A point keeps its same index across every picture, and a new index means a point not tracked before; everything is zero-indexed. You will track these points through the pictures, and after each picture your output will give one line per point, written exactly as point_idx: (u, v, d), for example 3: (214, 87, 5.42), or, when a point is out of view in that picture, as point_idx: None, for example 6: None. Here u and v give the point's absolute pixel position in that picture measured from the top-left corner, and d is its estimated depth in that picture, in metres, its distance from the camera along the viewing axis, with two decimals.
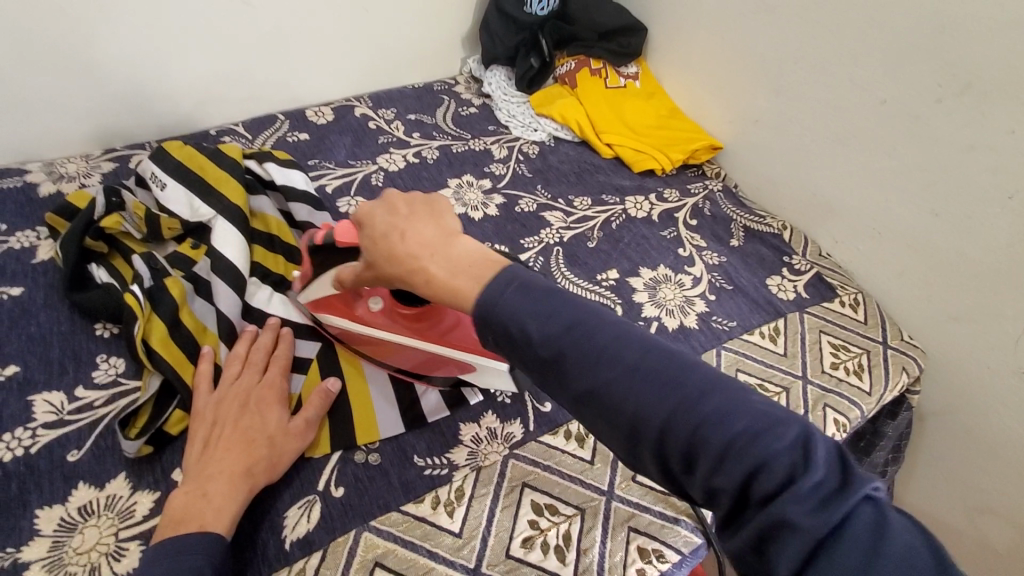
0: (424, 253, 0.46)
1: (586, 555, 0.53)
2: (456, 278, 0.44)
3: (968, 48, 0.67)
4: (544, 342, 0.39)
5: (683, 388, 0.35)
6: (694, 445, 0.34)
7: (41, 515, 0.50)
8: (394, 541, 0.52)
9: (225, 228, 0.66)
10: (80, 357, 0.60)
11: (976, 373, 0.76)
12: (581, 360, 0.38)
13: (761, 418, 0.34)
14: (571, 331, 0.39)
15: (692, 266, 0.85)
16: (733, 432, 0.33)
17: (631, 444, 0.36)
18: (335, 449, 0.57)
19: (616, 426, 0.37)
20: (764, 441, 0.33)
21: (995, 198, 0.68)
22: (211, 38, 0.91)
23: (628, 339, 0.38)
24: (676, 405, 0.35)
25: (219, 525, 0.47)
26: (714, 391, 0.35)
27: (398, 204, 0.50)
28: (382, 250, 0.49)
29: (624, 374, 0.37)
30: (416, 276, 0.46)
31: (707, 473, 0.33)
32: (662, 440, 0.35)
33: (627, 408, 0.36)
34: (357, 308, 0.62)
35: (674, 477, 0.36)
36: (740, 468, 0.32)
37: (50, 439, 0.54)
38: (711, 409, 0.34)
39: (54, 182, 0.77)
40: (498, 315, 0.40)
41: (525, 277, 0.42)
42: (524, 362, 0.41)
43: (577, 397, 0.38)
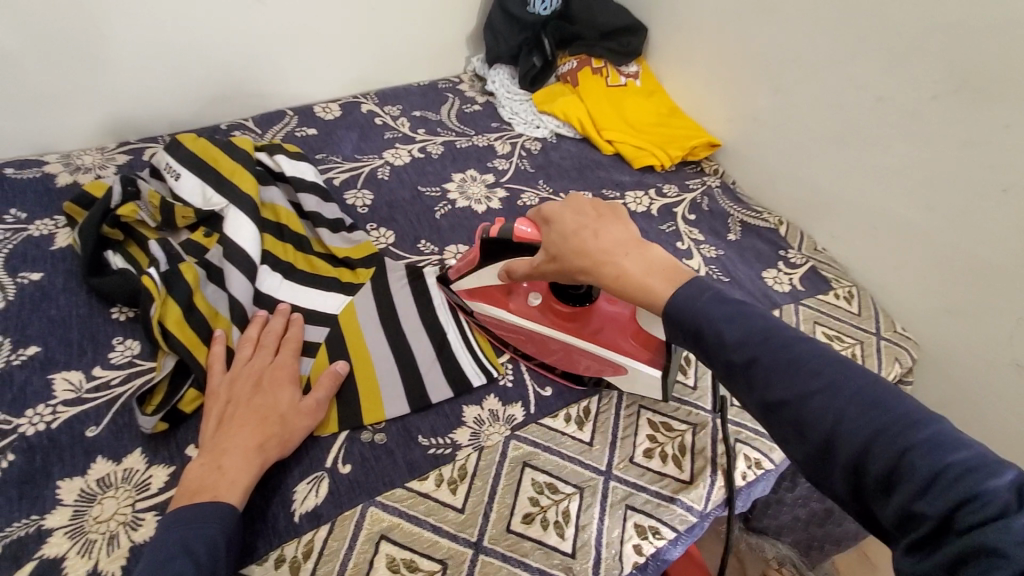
0: (618, 253, 0.52)
1: (585, 532, 0.55)
2: (649, 277, 0.49)
3: (962, 46, 0.69)
4: (739, 347, 0.43)
5: (891, 414, 0.36)
6: (895, 466, 0.34)
7: (62, 486, 0.52)
8: (399, 516, 0.54)
9: (238, 217, 0.69)
10: (98, 338, 0.62)
11: (969, 364, 0.77)
12: (781, 371, 0.41)
13: (979, 457, 0.33)
14: (769, 344, 0.42)
15: (690, 259, 0.86)
16: (943, 463, 0.33)
17: (823, 458, 0.38)
18: (342, 429, 0.59)
19: (809, 440, 0.39)
20: (977, 476, 0.32)
21: (990, 191, 0.70)
22: (224, 35, 0.94)
23: (832, 358, 0.40)
24: (882, 427, 0.36)
25: (233, 495, 0.49)
26: (926, 424, 0.35)
27: (587, 208, 0.56)
28: (569, 245, 0.54)
29: (830, 390, 0.39)
30: (605, 272, 0.51)
31: (907, 496, 0.33)
32: (862, 459, 0.36)
33: (826, 421, 0.38)
34: (514, 301, 0.68)
35: (862, 501, 0.36)
36: (945, 498, 0.32)
37: (69, 415, 0.56)
38: (921, 438, 0.34)
39: (70, 173, 0.80)
40: (697, 317, 0.45)
41: (716, 288, 0.47)
42: (719, 370, 0.45)
43: (773, 406, 0.41)
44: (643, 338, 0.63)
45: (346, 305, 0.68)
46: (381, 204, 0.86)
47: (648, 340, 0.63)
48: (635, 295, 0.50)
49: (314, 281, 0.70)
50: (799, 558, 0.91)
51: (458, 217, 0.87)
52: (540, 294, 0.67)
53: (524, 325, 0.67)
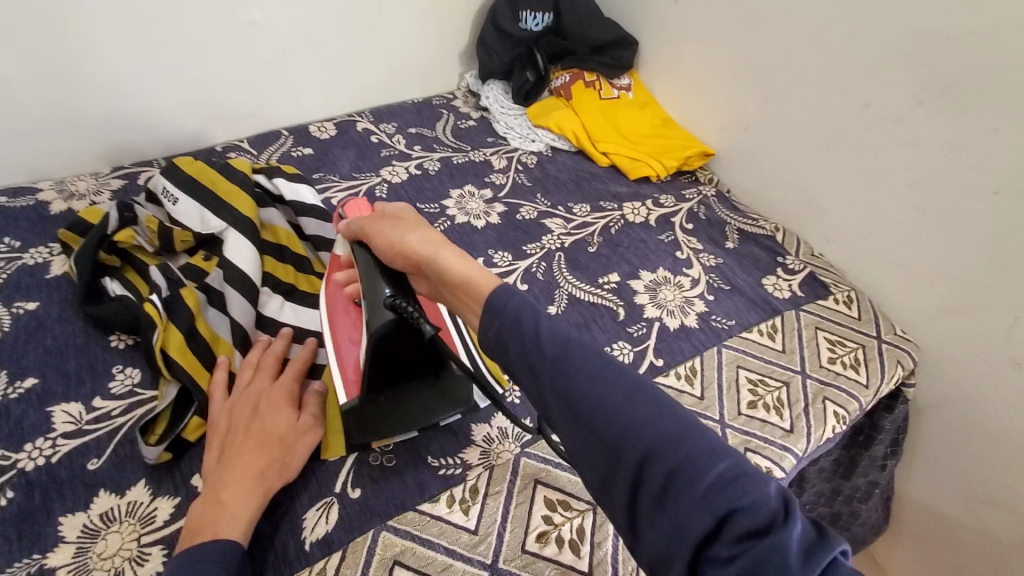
0: (440, 249, 0.50)
1: (601, 548, 0.55)
2: (470, 271, 0.48)
3: (948, 53, 0.70)
4: (552, 357, 0.40)
5: (675, 429, 0.37)
6: (678, 479, 0.35)
7: (64, 522, 0.51)
8: (411, 539, 0.53)
9: (237, 240, 0.68)
10: (97, 368, 0.61)
11: (966, 364, 0.78)
12: (588, 375, 0.39)
13: (742, 467, 0.35)
14: (579, 355, 0.40)
15: (690, 268, 0.87)
16: (715, 477, 0.34)
17: (609, 465, 0.37)
18: (350, 452, 0.58)
19: (600, 444, 0.37)
20: (742, 490, 0.34)
21: (980, 193, 0.71)
22: (214, 57, 0.94)
23: (632, 375, 0.40)
24: (663, 443, 0.36)
25: (234, 530, 0.48)
26: (703, 437, 0.36)
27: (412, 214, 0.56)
28: (417, 227, 0.53)
29: (628, 400, 0.38)
30: (436, 255, 0.50)
31: (682, 508, 0.34)
32: (642, 470, 0.36)
33: (617, 429, 0.37)
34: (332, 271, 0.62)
35: (633, 508, 0.36)
36: (716, 511, 0.33)
37: (69, 448, 0.55)
38: (698, 451, 0.35)
39: (65, 201, 0.79)
40: (508, 312, 0.43)
41: (521, 297, 0.44)
42: (524, 366, 0.41)
43: (574, 409, 0.39)
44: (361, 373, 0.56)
45: None
46: None
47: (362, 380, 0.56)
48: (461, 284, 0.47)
49: (316, 302, 0.69)
50: None
51: (458, 233, 0.87)
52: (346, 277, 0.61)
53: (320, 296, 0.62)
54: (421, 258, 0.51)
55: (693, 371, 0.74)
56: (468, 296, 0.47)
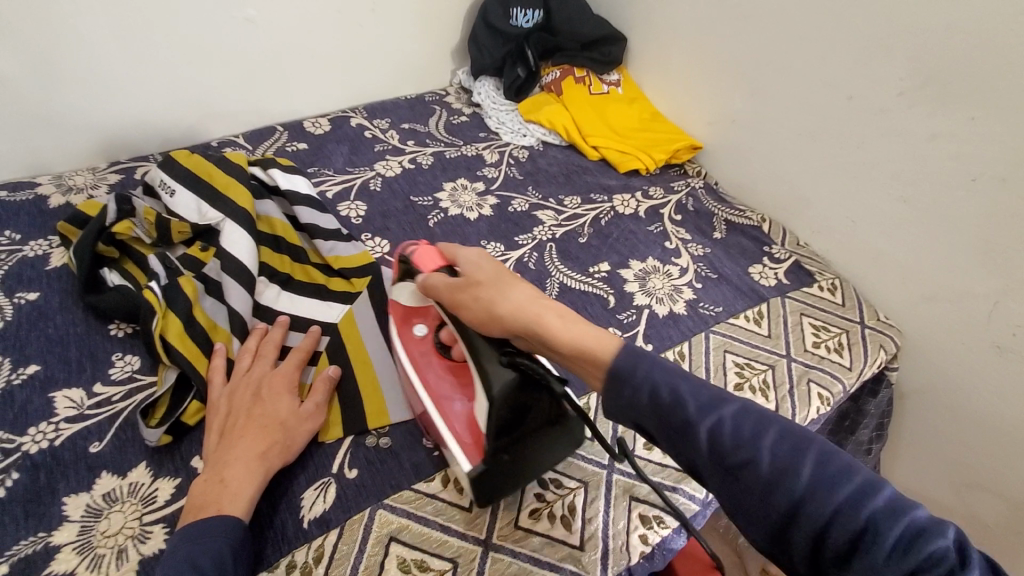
0: (536, 310, 0.51)
1: (592, 524, 0.56)
2: (577, 333, 0.49)
3: (925, 44, 0.72)
4: (703, 418, 0.42)
5: (845, 484, 0.37)
6: (856, 534, 0.35)
7: (68, 502, 0.52)
8: (407, 517, 0.55)
9: (234, 230, 0.69)
10: (97, 356, 0.63)
11: (949, 348, 0.81)
12: (742, 433, 0.40)
13: (923, 518, 0.35)
14: (731, 414, 0.41)
15: (679, 258, 0.89)
16: (899, 529, 0.34)
17: (782, 526, 0.38)
18: (347, 434, 0.60)
19: (769, 505, 0.38)
20: (926, 538, 0.34)
21: (958, 180, 0.73)
22: (211, 53, 0.95)
23: (785, 431, 0.40)
24: (837, 501, 0.36)
25: (237, 507, 0.49)
26: (873, 488, 0.37)
27: (486, 265, 0.56)
28: (510, 283, 0.53)
29: (784, 454, 0.39)
30: (540, 314, 0.50)
31: (867, 566, 0.34)
32: (820, 529, 0.36)
33: (787, 490, 0.38)
34: (408, 329, 0.62)
35: (817, 567, 0.37)
36: (905, 565, 0.33)
37: (72, 432, 0.56)
38: (875, 506, 0.36)
39: (63, 195, 0.80)
40: (643, 371, 0.44)
41: (654, 357, 0.46)
42: (667, 429, 0.43)
43: (730, 471, 0.40)
44: (478, 433, 0.53)
45: (345, 314, 0.69)
46: (374, 214, 0.88)
47: (482, 440, 0.53)
48: (574, 349, 0.48)
49: (311, 291, 0.71)
50: None
51: (451, 225, 0.88)
52: (428, 330, 0.62)
53: (404, 359, 0.61)
54: (523, 318, 0.50)
55: (681, 355, 0.76)
56: (586, 356, 0.48)
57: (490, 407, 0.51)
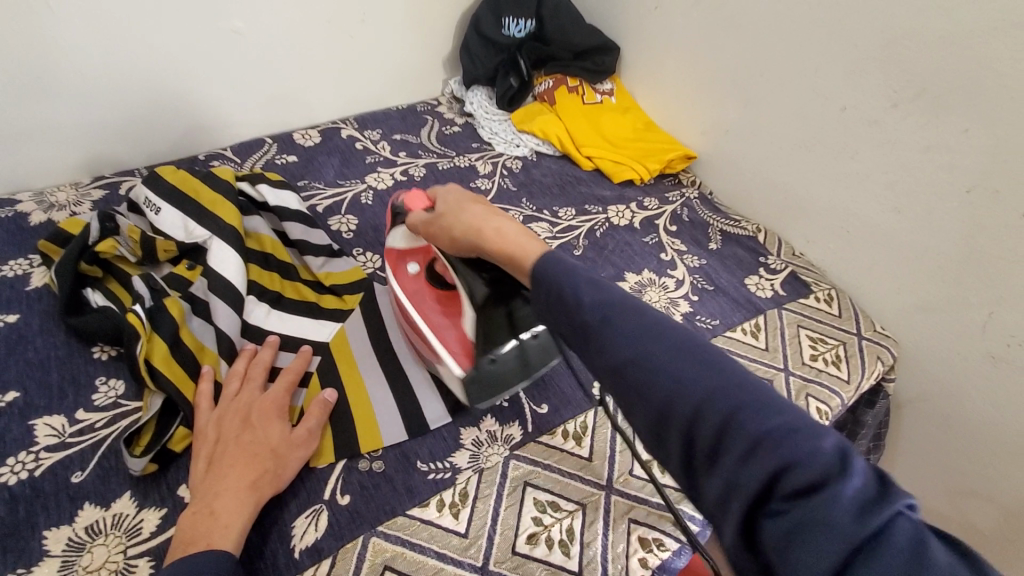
0: (483, 225, 0.53)
1: (590, 548, 0.55)
2: (515, 239, 0.50)
3: (920, 56, 0.72)
4: (594, 309, 0.41)
5: (727, 385, 0.36)
6: (730, 434, 0.34)
7: (49, 536, 0.50)
8: (401, 544, 0.53)
9: (222, 248, 0.68)
10: (79, 381, 0.61)
11: (945, 359, 0.80)
12: (631, 331, 0.39)
13: (801, 423, 0.34)
14: (627, 311, 0.41)
15: (674, 270, 0.88)
16: (767, 428, 0.33)
17: (657, 424, 0.37)
18: (339, 458, 0.59)
19: (647, 401, 0.37)
20: (800, 444, 0.32)
21: (953, 191, 0.73)
22: (196, 64, 0.93)
23: (679, 334, 0.39)
24: (710, 397, 0.35)
25: (227, 541, 0.47)
26: (755, 391, 0.35)
27: (451, 193, 0.59)
28: (467, 206, 0.56)
29: (672, 354, 0.38)
30: (488, 227, 0.53)
31: (732, 462, 0.33)
32: (691, 426, 0.35)
33: (665, 386, 0.37)
34: (399, 266, 0.67)
35: (690, 471, 0.36)
36: (770, 465, 0.32)
37: (53, 461, 0.54)
38: (750, 405, 0.35)
39: (44, 212, 0.78)
40: (555, 274, 0.44)
41: (566, 260, 0.46)
42: (567, 327, 0.43)
43: (616, 367, 0.39)
44: (467, 344, 0.60)
45: (337, 333, 0.68)
46: (366, 228, 0.86)
47: (471, 349, 0.59)
48: (509, 252, 0.50)
49: (303, 310, 0.69)
50: None
51: None
52: (419, 268, 0.66)
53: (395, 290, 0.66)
54: (474, 235, 0.54)
55: None
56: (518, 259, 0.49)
57: (478, 318, 0.58)
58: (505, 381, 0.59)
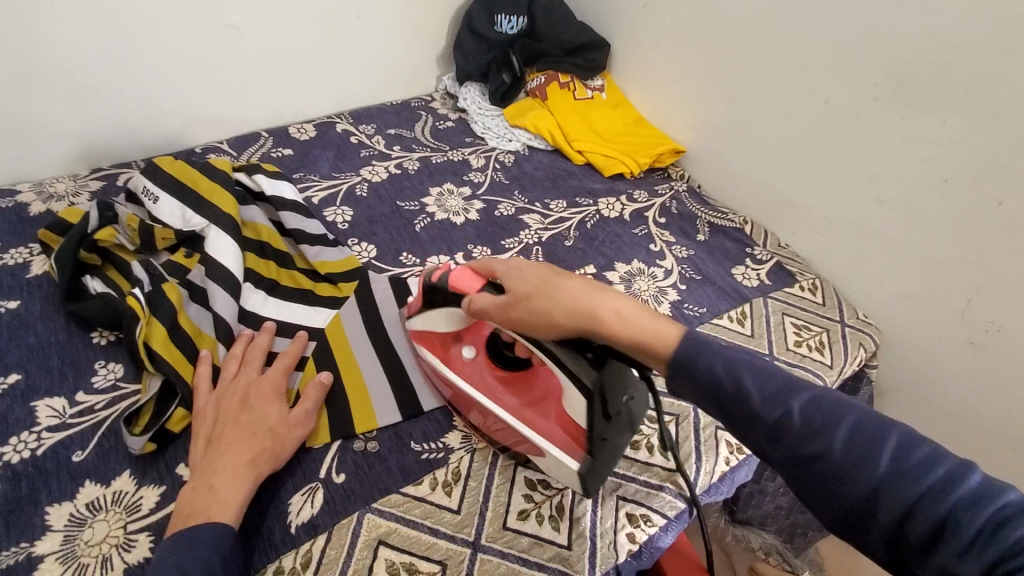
0: (591, 307, 0.48)
1: (579, 523, 0.57)
2: (641, 324, 0.46)
3: (899, 50, 0.75)
4: (767, 405, 0.41)
5: (926, 471, 0.35)
6: (942, 523, 0.34)
7: (51, 512, 0.51)
8: (395, 521, 0.55)
9: (219, 236, 0.69)
10: (79, 364, 0.62)
11: (926, 345, 0.83)
12: (810, 422, 0.39)
13: (1017, 502, 0.33)
14: (803, 400, 0.41)
15: (663, 260, 0.90)
16: (989, 512, 0.33)
17: (856, 513, 0.37)
18: (335, 439, 0.60)
19: (842, 497, 0.37)
20: (1017, 525, 0.32)
21: (930, 182, 0.76)
22: (194, 60, 0.94)
23: (861, 417, 0.39)
24: (913, 486, 0.35)
25: (226, 514, 0.49)
26: (959, 474, 0.35)
27: (523, 268, 0.53)
28: (558, 283, 0.50)
29: (857, 443, 0.38)
30: (605, 308, 0.47)
31: (953, 553, 0.33)
32: (897, 518, 0.35)
33: (861, 479, 0.37)
34: (453, 353, 0.63)
35: (900, 558, 0.36)
36: (993, 554, 0.32)
37: (54, 441, 0.56)
38: (956, 490, 0.34)
39: (44, 202, 0.79)
40: (711, 368, 0.43)
41: (714, 347, 0.44)
42: (735, 422, 0.43)
43: (801, 462, 0.39)
44: (573, 431, 0.55)
45: (333, 319, 0.69)
46: (360, 219, 0.88)
47: (579, 437, 0.55)
48: (643, 340, 0.46)
49: (298, 297, 0.71)
50: (783, 545, 0.89)
51: (438, 229, 0.89)
52: (476, 351, 0.62)
53: (459, 383, 0.61)
54: (585, 318, 0.48)
55: None
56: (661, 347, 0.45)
57: (588, 401, 0.51)
58: (615, 458, 0.56)
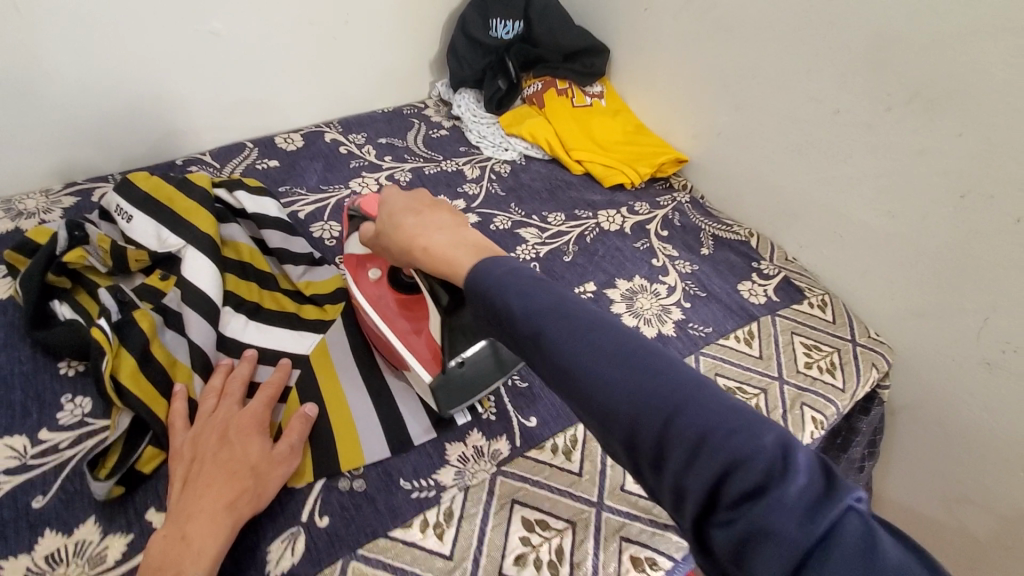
0: (421, 235, 0.50)
1: (580, 569, 0.53)
2: (453, 250, 0.47)
3: (913, 59, 0.71)
4: (527, 322, 0.39)
5: (665, 386, 0.35)
6: (666, 436, 0.33)
7: (5, 567, 0.47)
8: (382, 568, 0.51)
9: (197, 258, 0.65)
10: (44, 398, 0.58)
11: (941, 365, 0.79)
12: (566, 339, 0.38)
13: (743, 418, 0.33)
14: (559, 315, 0.39)
15: (666, 275, 0.86)
16: (714, 426, 0.32)
17: (604, 431, 0.36)
18: (319, 478, 0.56)
19: (590, 412, 0.37)
20: (739, 441, 0.32)
21: (948, 197, 0.72)
22: (172, 67, 0.90)
23: (618, 333, 0.38)
24: (650, 403, 0.34)
25: (200, 568, 0.45)
26: (695, 389, 0.35)
27: (405, 196, 0.55)
28: (409, 214, 0.52)
29: (607, 359, 0.37)
30: (417, 244, 0.49)
31: (676, 467, 0.32)
32: (634, 434, 0.34)
33: (607, 396, 0.36)
34: (359, 275, 0.65)
35: (640, 474, 0.36)
36: (711, 469, 0.31)
37: (13, 485, 0.52)
38: (690, 406, 0.33)
39: (13, 220, 0.75)
40: (491, 288, 0.42)
41: (513, 264, 0.43)
42: (512, 342, 0.42)
43: (558, 378, 0.38)
44: (435, 352, 0.58)
45: (318, 344, 0.65)
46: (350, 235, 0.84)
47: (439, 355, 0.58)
48: (439, 266, 0.47)
49: (281, 321, 0.67)
50: None
51: None
52: (381, 273, 0.65)
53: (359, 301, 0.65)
54: (408, 250, 0.51)
55: None
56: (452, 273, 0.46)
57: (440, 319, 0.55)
58: (476, 383, 0.58)
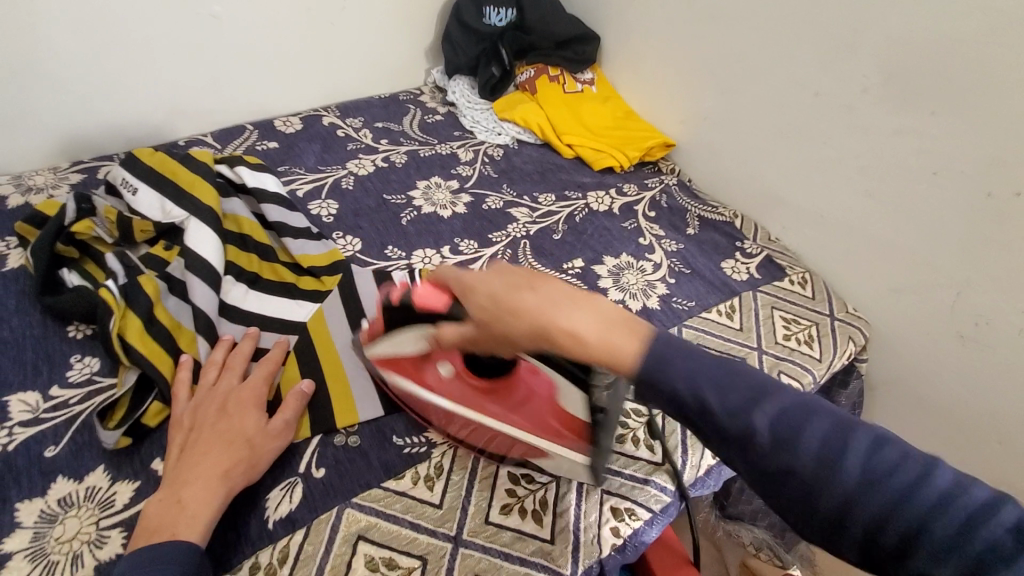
0: (554, 315, 0.44)
1: (563, 517, 0.56)
2: (608, 334, 0.43)
3: (887, 41, 0.74)
4: (732, 419, 0.39)
5: (891, 475, 0.35)
6: (912, 529, 0.34)
7: (21, 508, 0.50)
8: (375, 515, 0.54)
9: (200, 228, 0.68)
10: (54, 358, 0.61)
11: (916, 338, 0.82)
12: (775, 434, 0.38)
13: (979, 499, 0.34)
14: (763, 406, 0.39)
15: (652, 253, 0.89)
16: (957, 514, 0.33)
17: (827, 525, 0.37)
18: (316, 433, 0.59)
19: (813, 509, 0.37)
20: (984, 527, 0.33)
21: (921, 174, 0.75)
22: (175, 51, 0.93)
23: (825, 418, 0.38)
24: (882, 495, 0.35)
25: (193, 533, 0.47)
26: (924, 472, 0.35)
27: (497, 270, 0.49)
28: (522, 288, 0.46)
29: (819, 451, 0.37)
30: (557, 327, 0.44)
31: (925, 558, 0.33)
32: (872, 528, 0.35)
33: (832, 492, 0.36)
34: (424, 370, 0.60)
35: (868, 560, 0.36)
36: (966, 561, 0.32)
37: (27, 436, 0.55)
38: (924, 494, 0.34)
39: (22, 195, 0.78)
40: (672, 382, 0.40)
41: (681, 346, 0.42)
42: (708, 437, 0.41)
43: (771, 475, 0.38)
44: (570, 422, 0.57)
45: (315, 313, 0.67)
46: (346, 213, 0.87)
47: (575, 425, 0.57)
48: (598, 354, 0.43)
49: (280, 290, 0.69)
50: (775, 542, 0.89)
51: (425, 223, 0.88)
52: (451, 366, 0.60)
53: (435, 402, 0.59)
54: (538, 334, 0.45)
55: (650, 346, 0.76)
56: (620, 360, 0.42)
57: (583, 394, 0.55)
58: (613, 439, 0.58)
